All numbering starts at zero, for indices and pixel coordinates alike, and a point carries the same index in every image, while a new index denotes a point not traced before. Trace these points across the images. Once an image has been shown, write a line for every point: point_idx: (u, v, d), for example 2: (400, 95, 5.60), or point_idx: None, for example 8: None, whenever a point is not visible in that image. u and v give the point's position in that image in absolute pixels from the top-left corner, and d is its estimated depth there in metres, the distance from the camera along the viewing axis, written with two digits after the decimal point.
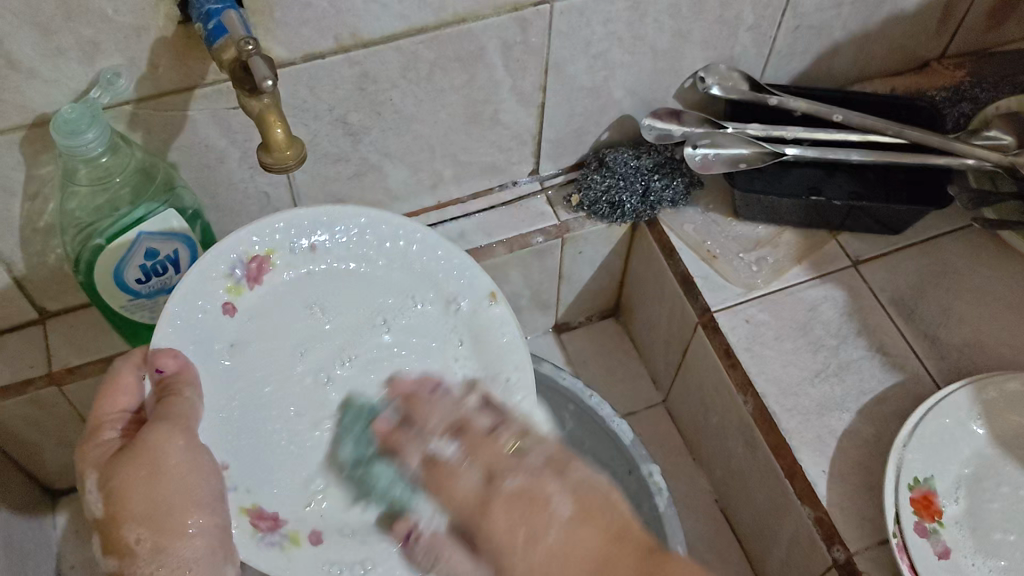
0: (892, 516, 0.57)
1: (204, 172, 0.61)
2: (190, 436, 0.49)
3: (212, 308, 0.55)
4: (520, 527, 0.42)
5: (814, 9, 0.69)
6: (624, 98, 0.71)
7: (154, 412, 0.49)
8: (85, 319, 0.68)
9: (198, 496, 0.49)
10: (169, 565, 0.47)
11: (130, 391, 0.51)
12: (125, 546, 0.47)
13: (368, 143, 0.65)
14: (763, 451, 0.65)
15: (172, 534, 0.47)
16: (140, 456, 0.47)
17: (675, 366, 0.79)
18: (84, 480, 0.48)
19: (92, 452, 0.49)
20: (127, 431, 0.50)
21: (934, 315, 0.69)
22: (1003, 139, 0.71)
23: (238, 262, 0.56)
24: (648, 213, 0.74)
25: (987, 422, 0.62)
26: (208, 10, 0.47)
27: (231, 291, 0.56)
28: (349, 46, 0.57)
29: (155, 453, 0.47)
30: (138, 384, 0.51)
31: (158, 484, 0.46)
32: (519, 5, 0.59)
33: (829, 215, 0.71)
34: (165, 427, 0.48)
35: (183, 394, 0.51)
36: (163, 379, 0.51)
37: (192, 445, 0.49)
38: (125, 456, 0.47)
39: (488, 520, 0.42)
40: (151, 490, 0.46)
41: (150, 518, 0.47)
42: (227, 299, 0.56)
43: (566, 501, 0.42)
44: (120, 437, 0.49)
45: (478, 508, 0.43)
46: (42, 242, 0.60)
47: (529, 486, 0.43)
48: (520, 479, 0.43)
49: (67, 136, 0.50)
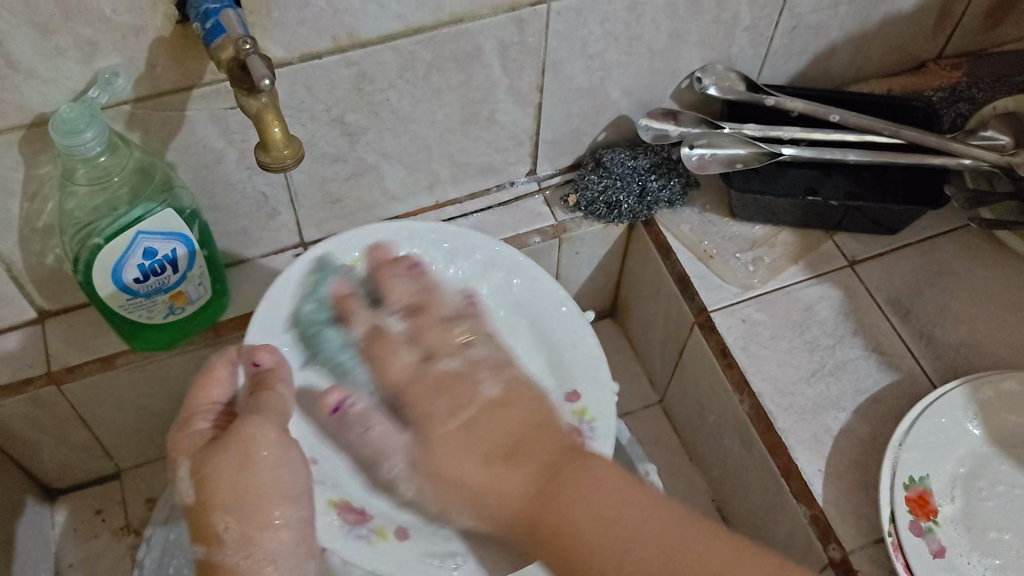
0: (887, 514, 0.57)
1: (202, 172, 0.62)
2: (281, 429, 0.52)
3: (301, 313, 0.60)
4: (442, 400, 0.57)
5: (810, 10, 0.70)
6: (621, 98, 0.72)
7: (248, 405, 0.53)
8: (83, 318, 0.68)
9: (286, 489, 0.51)
10: (255, 555, 0.50)
11: (223, 383, 0.54)
12: (214, 534, 0.50)
13: (365, 143, 0.65)
14: (759, 450, 0.65)
15: (260, 526, 0.50)
16: (236, 447, 0.50)
17: (672, 366, 0.79)
18: (178, 468, 0.52)
19: (184, 441, 0.52)
20: (218, 423, 0.53)
21: (930, 315, 0.69)
22: (999, 139, 0.71)
23: (324, 273, 0.61)
24: (644, 214, 0.74)
25: (983, 421, 0.62)
26: (206, 10, 0.48)
27: (317, 299, 0.60)
28: (346, 46, 0.57)
29: (251, 445, 0.50)
30: (229, 375, 0.54)
31: (250, 479, 0.50)
32: (515, 5, 0.59)
33: (826, 215, 0.71)
34: (257, 419, 0.51)
35: (275, 387, 0.54)
36: (259, 372, 0.54)
37: (283, 438, 0.52)
38: (222, 447, 0.50)
39: (419, 390, 0.58)
40: (243, 483, 0.50)
41: (238, 507, 0.50)
42: (314, 306, 0.60)
43: (492, 386, 0.58)
44: (210, 427, 0.53)
45: (413, 380, 0.58)
46: (42, 242, 0.61)
47: (461, 369, 0.59)
48: (455, 362, 0.59)
49: (66, 135, 0.50)
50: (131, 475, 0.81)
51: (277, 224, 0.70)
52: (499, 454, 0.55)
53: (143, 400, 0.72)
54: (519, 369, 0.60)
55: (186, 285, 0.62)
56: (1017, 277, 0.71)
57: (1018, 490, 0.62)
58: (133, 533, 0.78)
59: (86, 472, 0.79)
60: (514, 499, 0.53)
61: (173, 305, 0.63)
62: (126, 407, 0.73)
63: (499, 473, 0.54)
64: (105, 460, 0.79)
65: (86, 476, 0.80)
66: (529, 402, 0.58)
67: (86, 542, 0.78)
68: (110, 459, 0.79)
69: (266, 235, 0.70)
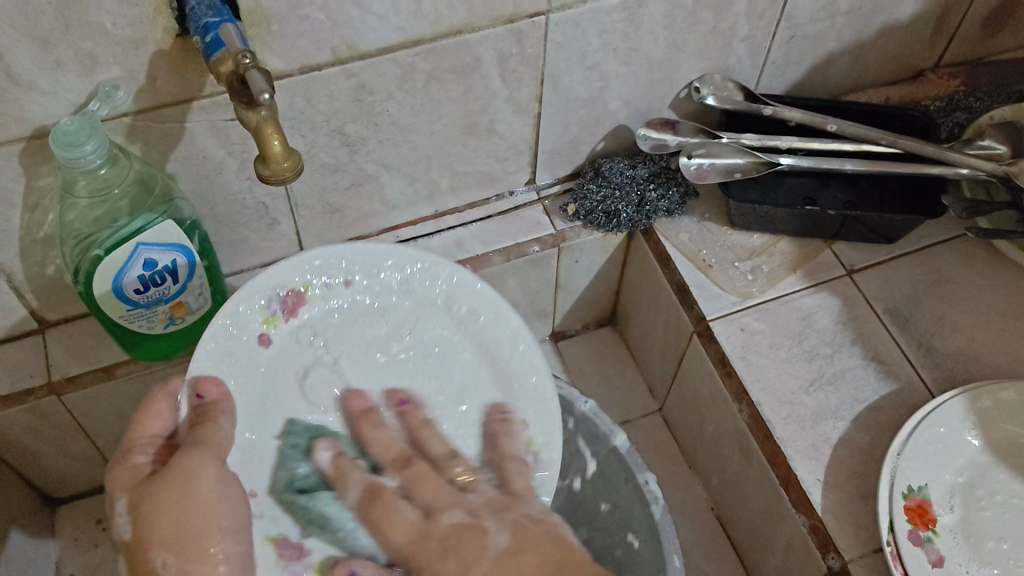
0: (886, 524, 0.57)
1: (202, 183, 0.62)
2: (223, 464, 0.50)
3: (247, 337, 0.56)
4: (450, 553, 0.52)
5: (808, 20, 0.70)
6: (620, 108, 0.72)
7: (189, 438, 0.51)
8: (84, 328, 0.68)
9: (225, 523, 0.49)
10: None
11: (164, 416, 0.52)
12: (148, 568, 0.46)
13: (365, 154, 0.66)
14: (758, 459, 0.65)
15: (201, 561, 0.47)
16: (177, 479, 0.48)
17: (672, 375, 0.79)
18: (114, 502, 0.48)
19: (121, 475, 0.49)
20: (158, 457, 0.51)
21: (929, 324, 0.69)
22: (997, 148, 0.71)
23: (274, 296, 0.57)
24: (644, 223, 0.75)
25: (981, 432, 0.62)
26: (206, 24, 0.48)
27: (266, 323, 0.57)
28: (345, 58, 0.57)
29: (191, 478, 0.48)
30: (172, 410, 0.52)
31: (190, 513, 0.47)
32: (514, 17, 0.60)
33: (823, 225, 0.71)
34: (197, 453, 0.49)
35: (218, 421, 0.52)
36: (202, 404, 0.53)
37: (223, 473, 0.50)
38: (162, 477, 0.48)
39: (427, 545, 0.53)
40: (183, 519, 0.47)
41: (179, 543, 0.46)
42: (263, 331, 0.57)
43: (502, 535, 0.53)
44: (150, 461, 0.50)
45: (418, 538, 0.53)
46: (42, 253, 0.61)
47: (467, 521, 0.53)
48: (458, 515, 0.54)
49: (67, 148, 0.50)
50: None
51: (277, 234, 0.70)
52: None
53: (142, 410, 0.72)
54: (529, 501, 0.56)
55: (186, 295, 0.63)
56: (1015, 285, 0.71)
57: (1016, 499, 0.62)
58: None
59: (87, 482, 0.79)
60: None
61: (173, 316, 0.63)
62: (126, 417, 0.73)
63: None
64: (105, 469, 0.79)
65: (86, 485, 0.80)
66: (541, 540, 0.52)
67: (85, 551, 0.78)
68: (110, 469, 0.79)
69: (266, 245, 0.70)
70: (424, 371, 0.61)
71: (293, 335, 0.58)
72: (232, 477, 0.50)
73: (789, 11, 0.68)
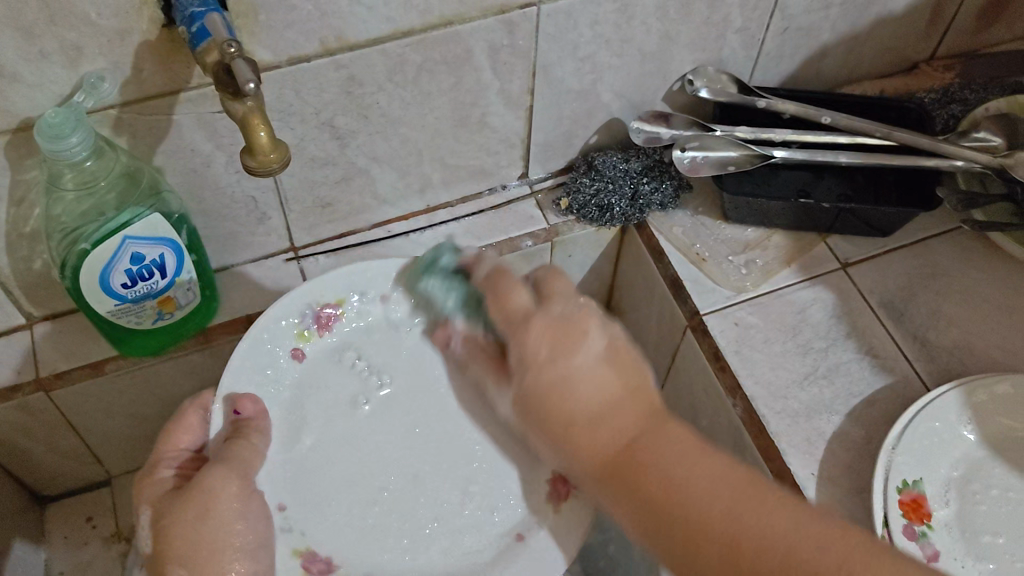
0: (880, 519, 0.57)
1: (191, 176, 0.61)
2: (247, 482, 0.53)
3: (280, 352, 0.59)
4: (547, 340, 0.49)
5: (801, 11, 0.69)
6: (613, 100, 0.71)
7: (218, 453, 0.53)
8: (72, 324, 0.68)
9: (241, 543, 0.52)
10: None
11: (195, 430, 0.58)
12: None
13: (355, 147, 0.65)
14: (752, 453, 0.65)
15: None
16: (194, 498, 0.52)
17: (666, 370, 0.79)
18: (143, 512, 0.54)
19: (149, 487, 0.55)
20: (183, 469, 0.56)
21: (924, 318, 0.69)
22: (992, 140, 0.71)
23: (309, 312, 0.60)
24: (636, 217, 0.74)
25: (977, 426, 0.62)
26: (191, 13, 0.47)
27: (300, 339, 0.59)
28: (334, 49, 0.57)
29: (208, 497, 0.52)
30: (199, 423, 0.58)
31: (209, 531, 0.51)
32: (504, 7, 0.59)
33: (818, 218, 0.71)
34: (217, 470, 0.52)
35: (251, 438, 0.54)
36: (238, 421, 0.55)
37: (244, 490, 0.53)
38: (182, 497, 0.52)
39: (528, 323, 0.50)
40: (207, 537, 0.51)
41: (192, 560, 0.51)
42: (296, 346, 0.59)
43: (599, 338, 0.50)
44: (174, 474, 0.56)
45: (523, 318, 0.51)
46: (28, 247, 0.60)
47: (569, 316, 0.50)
48: (567, 307, 0.51)
49: (52, 140, 0.50)
50: (122, 482, 0.81)
51: (267, 229, 0.69)
52: (598, 409, 0.48)
53: (133, 406, 0.72)
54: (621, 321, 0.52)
55: (175, 290, 0.62)
56: (1012, 279, 0.71)
57: (1011, 493, 0.61)
58: (123, 541, 0.78)
59: (77, 479, 0.79)
60: (623, 443, 0.47)
61: (161, 311, 0.63)
62: (117, 414, 0.72)
63: (606, 421, 0.48)
64: (96, 467, 0.78)
65: (76, 483, 0.79)
66: (624, 363, 0.49)
67: (76, 549, 0.78)
68: (100, 466, 0.78)
69: (256, 239, 0.70)
70: (459, 395, 0.60)
71: (328, 351, 0.60)
72: (253, 495, 0.53)
73: (782, 2, 0.68)
